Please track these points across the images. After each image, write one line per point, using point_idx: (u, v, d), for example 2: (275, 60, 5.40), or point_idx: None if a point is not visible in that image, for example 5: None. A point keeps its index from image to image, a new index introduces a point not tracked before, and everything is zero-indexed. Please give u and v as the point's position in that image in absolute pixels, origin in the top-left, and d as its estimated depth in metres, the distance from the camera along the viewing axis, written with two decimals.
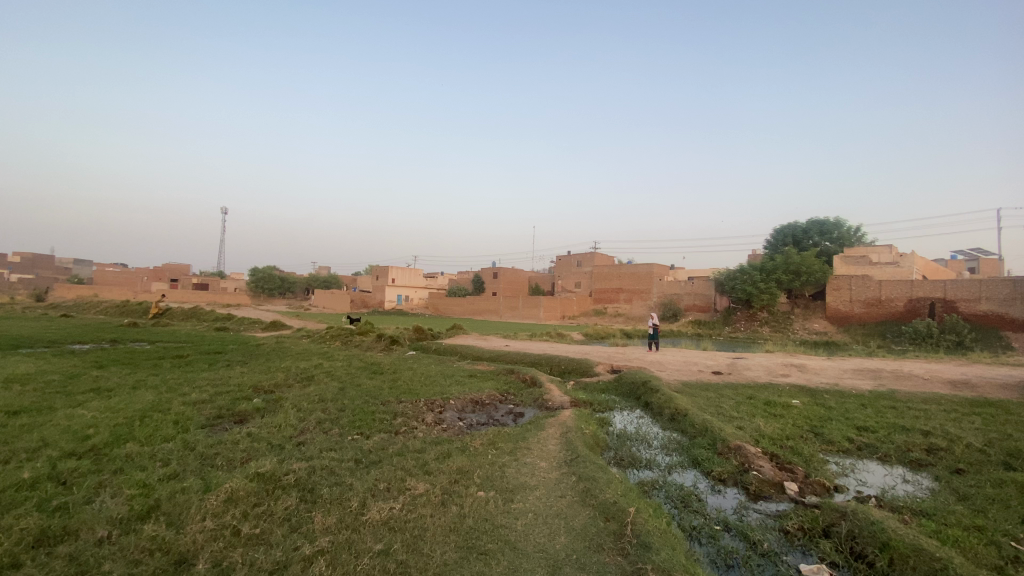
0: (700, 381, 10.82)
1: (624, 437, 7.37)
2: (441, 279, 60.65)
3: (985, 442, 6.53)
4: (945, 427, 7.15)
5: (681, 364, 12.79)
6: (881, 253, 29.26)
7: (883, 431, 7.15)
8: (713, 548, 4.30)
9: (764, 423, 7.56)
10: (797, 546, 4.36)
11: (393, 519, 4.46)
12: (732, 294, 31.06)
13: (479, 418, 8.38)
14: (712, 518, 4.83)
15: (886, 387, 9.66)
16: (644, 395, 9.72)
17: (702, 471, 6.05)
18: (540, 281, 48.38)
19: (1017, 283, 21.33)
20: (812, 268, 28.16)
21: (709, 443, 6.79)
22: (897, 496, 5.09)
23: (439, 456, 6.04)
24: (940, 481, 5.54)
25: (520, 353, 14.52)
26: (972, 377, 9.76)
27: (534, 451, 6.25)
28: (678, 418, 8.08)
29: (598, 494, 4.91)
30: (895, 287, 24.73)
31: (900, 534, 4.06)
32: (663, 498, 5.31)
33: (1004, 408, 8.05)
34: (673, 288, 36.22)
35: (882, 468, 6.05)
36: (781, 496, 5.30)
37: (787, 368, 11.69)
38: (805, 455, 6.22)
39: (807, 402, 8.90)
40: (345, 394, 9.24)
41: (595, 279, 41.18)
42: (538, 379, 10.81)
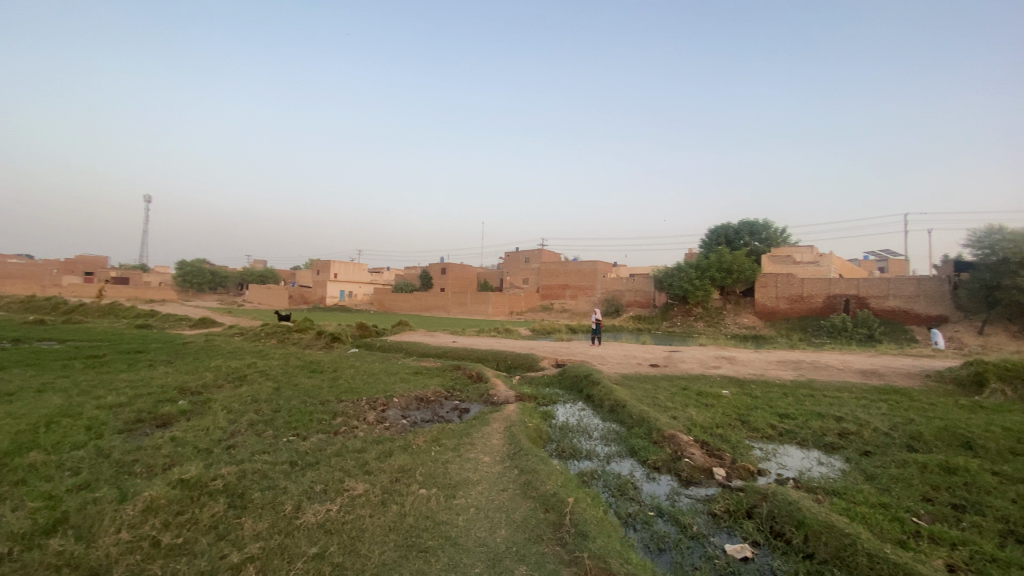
0: (639, 373, 11.27)
1: (565, 429, 7.53)
2: (386, 274, 59.38)
3: (890, 426, 7.20)
4: (857, 413, 7.83)
5: (622, 357, 13.25)
6: (804, 253, 31.45)
7: (802, 417, 7.73)
8: (647, 533, 4.48)
9: (697, 413, 7.97)
10: (722, 527, 4.63)
11: (330, 522, 4.33)
12: (670, 290, 32.37)
13: (423, 416, 8.28)
14: (646, 505, 5.03)
15: (805, 377, 10.45)
16: (586, 387, 9.98)
17: (639, 459, 6.29)
18: (488, 277, 48.32)
19: (921, 281, 23.70)
20: (744, 266, 29.87)
21: (645, 433, 7.07)
22: (812, 478, 5.51)
23: (380, 455, 5.91)
24: (850, 462, 6.07)
25: (467, 349, 14.47)
26: (879, 367, 10.73)
27: (478, 446, 6.26)
28: (617, 409, 8.35)
29: (539, 485, 4.99)
30: (816, 285, 26.65)
31: (813, 513, 4.40)
32: (601, 487, 5.48)
33: (907, 395, 8.90)
34: (616, 284, 37.27)
35: (800, 452, 6.53)
36: (710, 481, 5.60)
37: (718, 360, 12.39)
38: (733, 442, 6.60)
39: (736, 392, 9.45)
40: (281, 394, 8.85)
41: (542, 275, 41.66)
42: (483, 374, 10.84)
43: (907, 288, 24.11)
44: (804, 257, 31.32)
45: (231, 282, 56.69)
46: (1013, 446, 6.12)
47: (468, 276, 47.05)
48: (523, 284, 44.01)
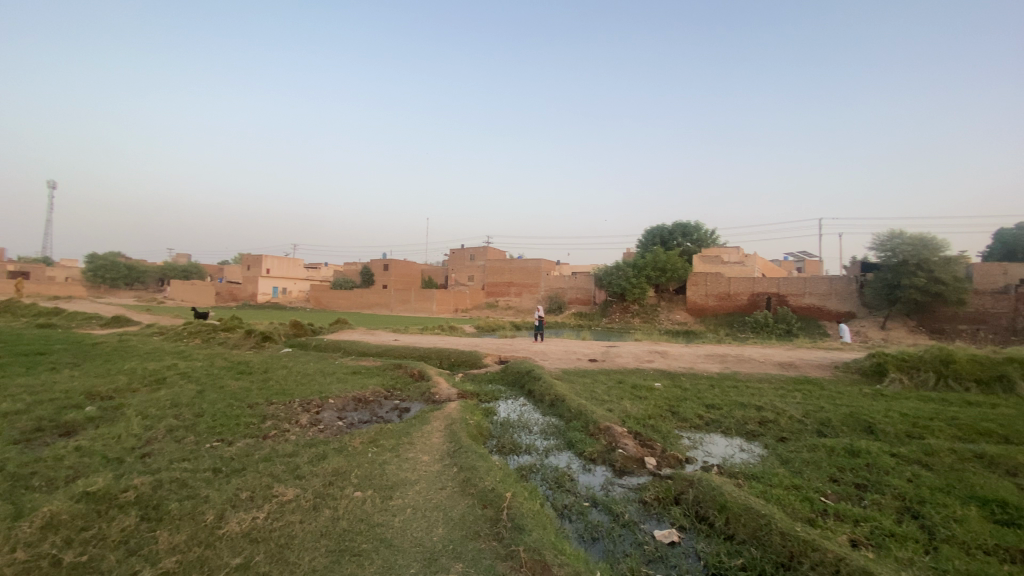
0: (578, 368, 11.57)
1: (506, 425, 7.59)
2: (324, 270, 57.19)
3: (803, 413, 7.83)
4: (775, 402, 8.46)
5: (562, 353, 13.55)
6: (731, 253, 33.45)
7: (727, 407, 8.25)
8: (582, 523, 4.62)
9: (631, 405, 8.30)
10: (652, 514, 4.85)
11: (256, 530, 4.12)
12: (609, 288, 33.35)
13: (361, 417, 8.05)
14: (582, 496, 5.18)
15: (731, 369, 11.14)
16: (527, 383, 10.12)
17: (576, 452, 6.46)
18: (432, 274, 47.71)
19: (833, 280, 25.87)
20: (677, 266, 31.32)
21: (582, 426, 7.26)
22: (734, 463, 5.89)
23: (313, 459, 5.69)
24: (768, 448, 6.53)
25: (408, 347, 14.23)
26: (796, 359, 11.64)
27: (417, 445, 6.18)
28: (557, 404, 8.52)
29: (478, 482, 5.00)
30: (742, 283, 28.40)
31: (733, 496, 4.70)
32: (539, 480, 5.58)
33: (819, 384, 9.72)
34: (559, 282, 37.98)
35: (724, 440, 6.96)
36: (642, 470, 5.85)
37: (652, 354, 12.96)
38: (664, 432, 6.92)
39: (668, 384, 9.92)
40: (205, 397, 8.31)
41: (487, 273, 41.68)
42: (425, 372, 10.71)
43: (820, 286, 26.26)
44: (732, 257, 33.29)
45: (150, 277, 52.47)
46: (907, 429, 6.83)
47: (412, 273, 46.20)
48: (468, 281, 43.81)
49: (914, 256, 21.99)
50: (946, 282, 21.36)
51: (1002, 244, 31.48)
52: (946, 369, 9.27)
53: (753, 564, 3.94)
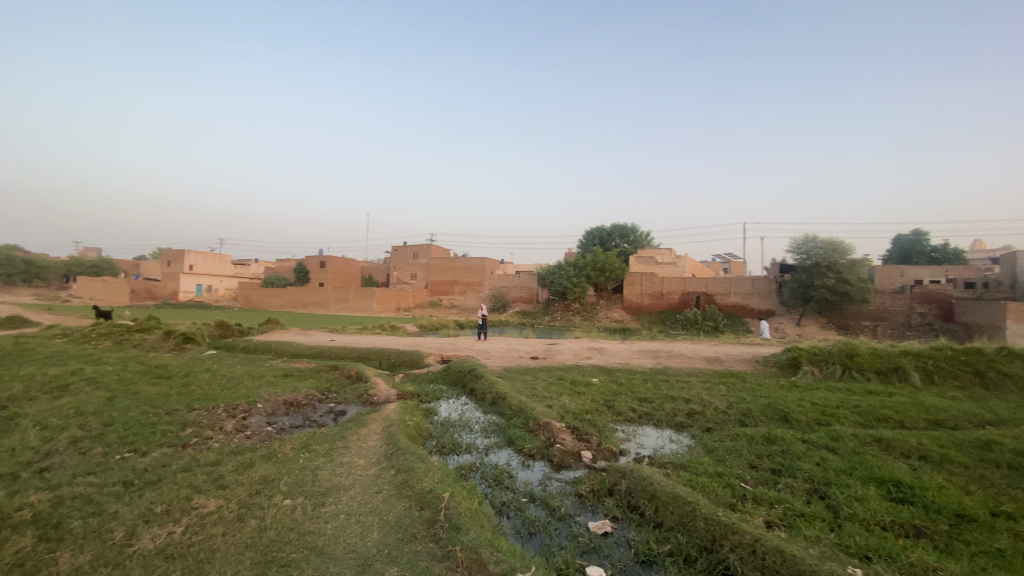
0: (519, 366, 11.71)
1: (447, 425, 7.53)
2: (256, 267, 54.19)
3: (727, 405, 8.36)
4: (702, 395, 8.98)
5: (504, 351, 13.65)
6: (664, 254, 35.05)
7: (659, 400, 8.65)
8: (519, 519, 4.69)
9: (569, 401, 8.50)
10: (587, 506, 5.01)
11: (172, 546, 3.85)
12: (551, 287, 33.90)
13: (292, 421, 7.71)
14: (520, 492, 5.25)
15: (663, 364, 11.69)
16: (469, 382, 10.12)
17: (515, 449, 6.53)
18: (372, 272, 46.39)
19: (755, 281, 27.74)
20: (616, 266, 32.37)
21: (522, 423, 7.35)
22: (664, 454, 6.19)
23: (238, 467, 5.38)
24: (695, 438, 6.92)
25: (346, 347, 13.77)
26: (722, 354, 12.39)
27: (352, 449, 6.00)
28: (498, 401, 8.58)
29: (415, 484, 4.93)
30: (675, 283, 29.79)
31: (663, 486, 4.94)
32: (478, 479, 5.60)
33: (742, 377, 10.41)
34: (502, 281, 38.14)
35: (656, 432, 7.29)
36: (578, 464, 6.02)
37: (590, 351, 13.34)
38: (600, 427, 7.16)
39: (605, 380, 10.26)
40: (116, 404, 7.64)
41: (430, 271, 41.09)
42: (362, 373, 10.42)
43: (745, 286, 28.05)
44: (666, 258, 34.84)
45: (52, 273, 47.46)
46: (817, 418, 7.47)
47: (351, 271, 44.71)
48: (410, 280, 42.92)
49: (826, 259, 24.01)
50: (852, 283, 23.49)
51: (898, 249, 35.09)
52: (851, 362, 10.22)
53: (679, 549, 4.16)
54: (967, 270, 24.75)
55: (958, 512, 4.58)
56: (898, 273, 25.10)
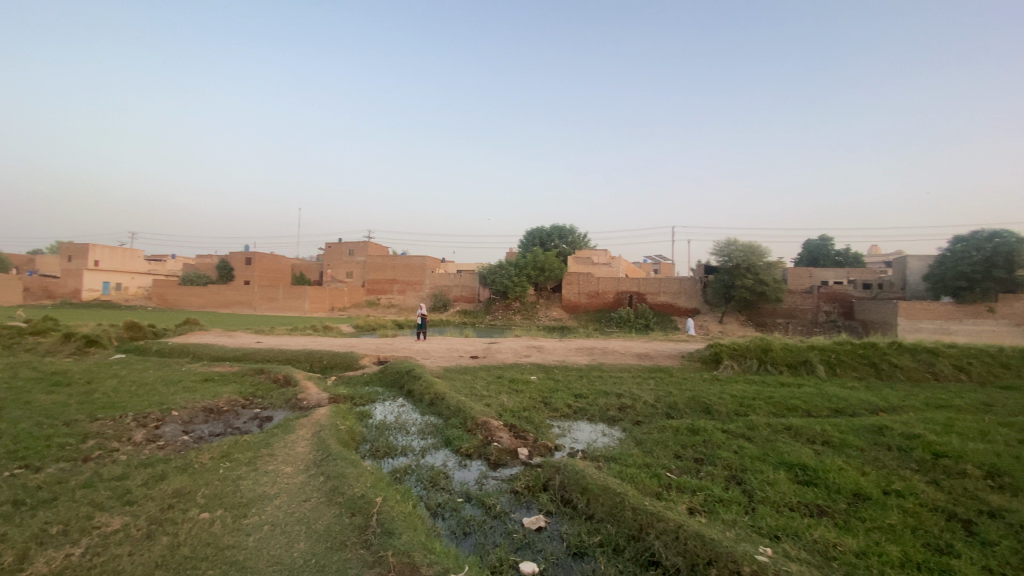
0: (458, 365, 11.66)
1: (382, 428, 7.35)
2: (173, 264, 50.12)
3: (656, 398, 8.79)
4: (633, 389, 9.37)
5: (443, 351, 13.52)
6: (600, 254, 36.15)
7: (592, 396, 8.93)
8: (454, 520, 4.67)
9: (507, 398, 8.58)
10: (522, 503, 5.08)
11: (69, 570, 3.49)
12: (492, 286, 33.95)
13: (212, 429, 7.22)
14: (456, 493, 5.22)
15: (598, 361, 12.08)
16: (406, 383, 9.93)
17: (452, 449, 6.50)
18: (305, 270, 44.24)
19: (683, 281, 29.30)
20: (555, 266, 32.98)
21: (460, 422, 7.32)
22: (597, 448, 6.40)
23: (148, 481, 4.96)
24: (626, 431, 7.22)
25: (275, 349, 13.05)
26: (653, 351, 12.98)
27: (279, 456, 5.72)
28: (435, 402, 8.49)
29: (346, 490, 4.78)
30: (611, 283, 30.79)
31: (594, 478, 5.11)
32: (412, 481, 5.51)
33: (670, 372, 10.97)
34: (443, 280, 37.72)
35: (590, 427, 7.52)
36: (514, 461, 6.09)
37: (529, 350, 13.52)
38: (537, 423, 7.28)
39: (543, 378, 10.43)
40: (2, 416, 6.78)
41: (367, 269, 39.81)
42: (291, 376, 9.92)
43: (675, 285, 29.53)
44: (602, 258, 35.95)
45: None
46: (735, 408, 8.02)
47: (282, 268, 42.46)
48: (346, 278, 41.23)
49: (745, 261, 25.82)
50: (768, 283, 25.40)
51: (808, 252, 38.36)
52: (766, 356, 11.06)
53: (609, 540, 4.33)
54: (865, 272, 27.50)
55: (854, 490, 5.09)
56: (807, 273, 27.46)
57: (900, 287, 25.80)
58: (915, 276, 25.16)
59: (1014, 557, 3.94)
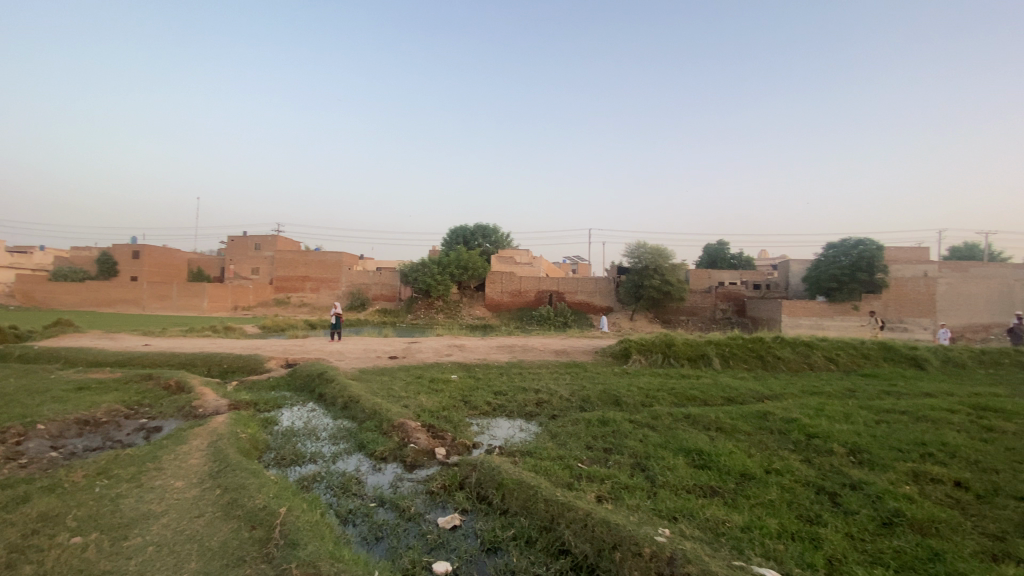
0: (375, 366, 11.31)
1: (288, 434, 6.94)
2: (41, 256, 43.70)
3: (571, 392, 9.11)
4: (550, 384, 9.66)
5: (360, 352, 13.05)
6: (522, 254, 36.72)
7: (511, 392, 9.08)
8: (366, 526, 4.54)
9: (425, 399, 8.46)
10: (438, 503, 5.05)
11: None
12: (413, 284, 33.22)
13: (88, 443, 6.41)
14: (368, 498, 5.07)
15: (517, 358, 12.29)
16: (317, 387, 9.45)
17: (366, 453, 6.29)
18: (204, 265, 40.38)
19: (598, 280, 30.62)
20: (478, 265, 32.94)
21: (375, 425, 7.10)
22: (513, 444, 6.52)
23: (3, 506, 4.30)
24: (542, 426, 7.42)
25: (166, 353, 11.82)
26: (570, 347, 13.45)
27: (169, 470, 5.21)
28: (349, 405, 8.16)
29: (247, 502, 4.46)
30: (532, 282, 31.32)
31: (509, 473, 5.19)
32: (322, 489, 5.27)
33: (585, 367, 11.44)
34: (361, 277, 36.25)
35: (508, 423, 7.64)
36: (431, 462, 6.04)
37: (450, 349, 13.45)
38: (455, 422, 7.26)
39: (463, 376, 10.40)
40: None
41: (276, 265, 37.25)
42: (185, 382, 9.04)
43: (591, 285, 30.77)
44: (524, 258, 36.55)
45: None
46: (643, 400, 8.54)
47: (176, 264, 38.63)
48: (251, 275, 38.04)
49: (654, 262, 27.49)
50: (673, 283, 27.33)
51: (709, 255, 41.67)
52: (670, 350, 11.91)
53: (522, 533, 4.43)
54: (756, 274, 30.42)
55: (742, 471, 5.63)
56: (706, 274, 29.90)
57: (784, 287, 28.87)
58: (795, 279, 28.36)
59: (870, 523, 4.56)
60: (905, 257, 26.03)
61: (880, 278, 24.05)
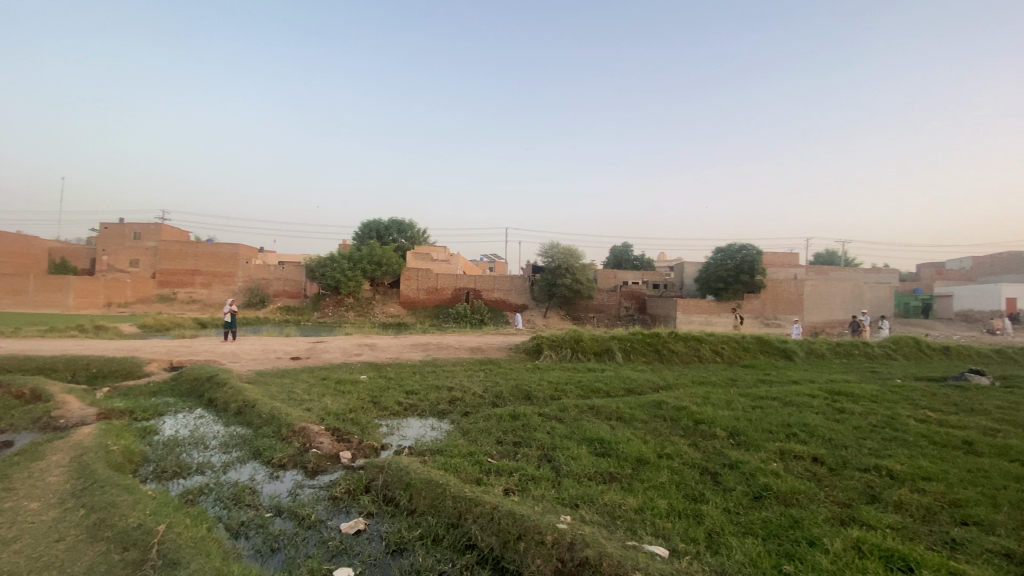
0: (276, 367, 10.61)
1: (171, 444, 6.31)
2: None
3: (484, 389, 9.19)
4: (462, 382, 9.66)
5: (259, 352, 12.16)
6: (438, 251, 36.25)
7: (422, 391, 8.97)
8: (260, 537, 4.27)
9: (331, 401, 8.10)
10: (341, 508, 4.87)
11: None
12: (321, 280, 31.52)
13: None
14: (264, 508, 4.77)
15: (431, 357, 12.15)
16: (206, 392, 8.65)
17: (263, 461, 5.89)
18: (69, 256, 35.14)
19: (513, 278, 31.14)
20: (392, 261, 31.99)
21: (274, 430, 6.67)
22: (423, 443, 6.46)
23: None
24: (453, 423, 7.42)
25: (16, 356, 10.17)
26: (484, 344, 13.56)
27: (21, 490, 4.52)
28: (244, 410, 7.58)
29: (119, 521, 4.00)
30: (447, 279, 31.09)
31: (418, 473, 5.13)
32: (209, 502, 4.86)
33: (498, 364, 11.61)
34: (262, 272, 33.76)
35: (419, 422, 7.55)
36: (336, 466, 5.80)
37: (359, 347, 12.96)
38: (363, 424, 7.04)
39: (372, 376, 10.09)
40: None
41: (160, 257, 33.46)
42: (42, 390, 7.86)
43: (507, 283, 31.19)
44: (440, 255, 36.10)
45: None
46: (552, 393, 8.85)
47: (32, 253, 33.29)
48: (129, 267, 33.73)
49: (566, 262, 28.52)
50: (583, 283, 28.57)
51: (615, 256, 43.96)
52: (578, 346, 12.46)
53: (429, 531, 4.41)
54: (655, 274, 32.69)
55: (638, 457, 6.05)
56: (613, 274, 31.61)
57: (680, 287, 31.34)
58: (690, 279, 30.94)
59: (744, 498, 5.13)
60: (780, 261, 29.42)
61: (759, 280, 26.90)
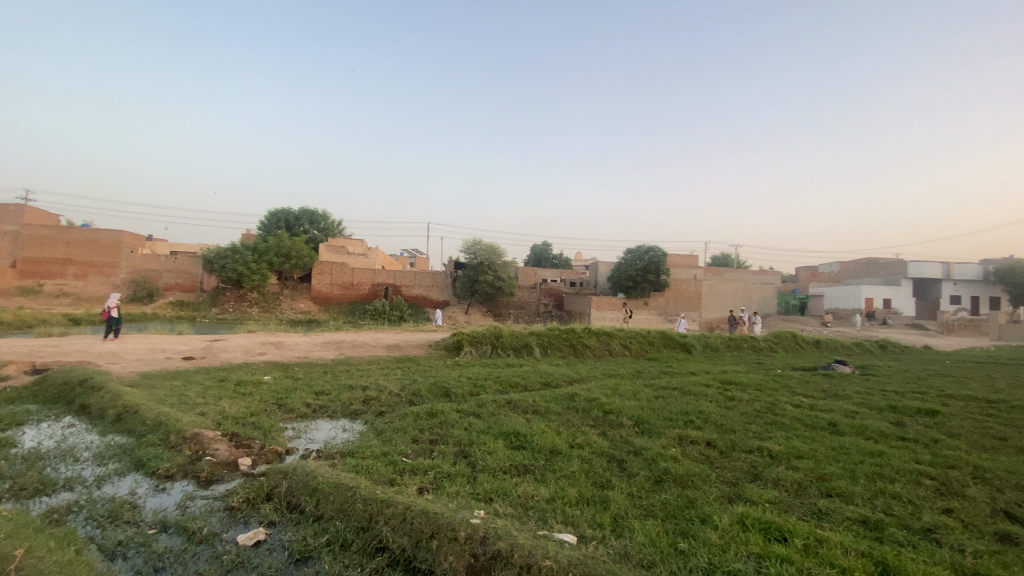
0: (166, 369, 9.63)
1: (31, 458, 5.50)
2: None
3: (399, 387, 8.99)
4: (377, 381, 9.36)
5: (146, 352, 10.98)
6: (355, 244, 34.78)
7: (334, 391, 8.60)
8: (142, 557, 3.86)
9: (230, 405, 7.49)
10: (239, 519, 4.55)
11: None
12: (221, 273, 28.96)
13: None
14: (146, 523, 4.32)
15: (344, 355, 11.66)
16: (79, 397, 7.64)
17: (146, 472, 5.33)
18: None
19: (434, 274, 30.73)
20: (303, 254, 29.87)
21: (161, 438, 6.05)
22: (333, 445, 6.20)
23: None
24: (366, 424, 7.18)
25: None
26: (401, 341, 13.27)
27: None
28: (126, 417, 6.79)
29: None
30: (364, 274, 29.99)
31: (325, 476, 4.91)
32: (79, 522, 4.31)
33: (416, 361, 11.44)
34: (149, 263, 30.52)
35: (329, 424, 7.22)
36: (233, 474, 5.39)
37: (264, 346, 12.09)
38: (266, 428, 6.61)
39: (279, 377, 9.49)
40: None
41: (20, 244, 28.89)
42: None
43: (427, 279, 30.69)
44: (357, 249, 34.72)
45: None
46: (469, 389, 8.88)
47: None
48: None
49: (487, 260, 28.70)
50: (504, 281, 28.92)
51: (535, 255, 44.96)
52: (497, 342, 12.60)
53: (337, 537, 4.25)
54: (572, 273, 33.95)
55: (551, 448, 6.25)
56: (533, 273, 32.59)
57: (594, 286, 32.71)
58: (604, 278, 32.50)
59: (646, 482, 5.49)
60: (683, 262, 31.80)
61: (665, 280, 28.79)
